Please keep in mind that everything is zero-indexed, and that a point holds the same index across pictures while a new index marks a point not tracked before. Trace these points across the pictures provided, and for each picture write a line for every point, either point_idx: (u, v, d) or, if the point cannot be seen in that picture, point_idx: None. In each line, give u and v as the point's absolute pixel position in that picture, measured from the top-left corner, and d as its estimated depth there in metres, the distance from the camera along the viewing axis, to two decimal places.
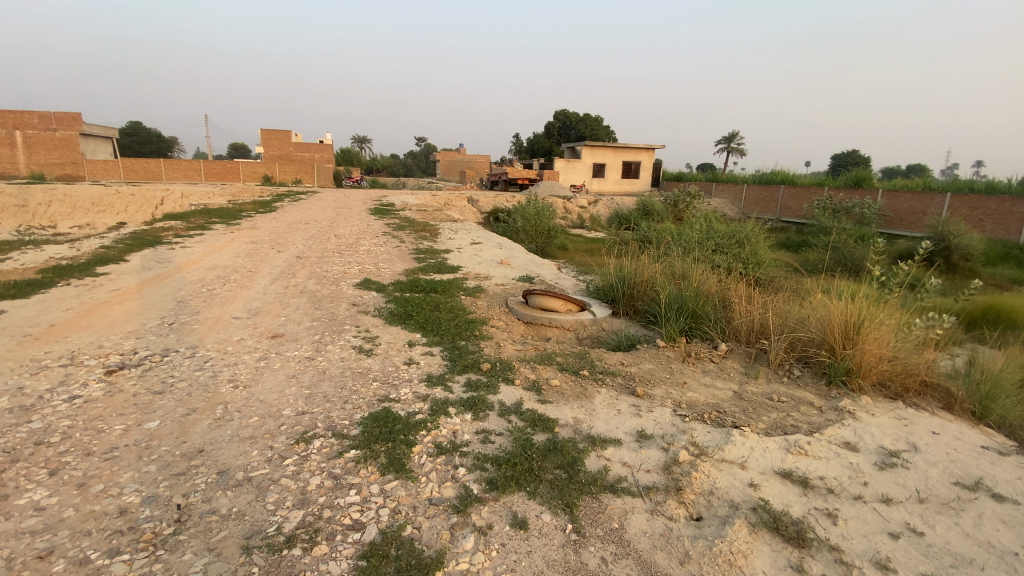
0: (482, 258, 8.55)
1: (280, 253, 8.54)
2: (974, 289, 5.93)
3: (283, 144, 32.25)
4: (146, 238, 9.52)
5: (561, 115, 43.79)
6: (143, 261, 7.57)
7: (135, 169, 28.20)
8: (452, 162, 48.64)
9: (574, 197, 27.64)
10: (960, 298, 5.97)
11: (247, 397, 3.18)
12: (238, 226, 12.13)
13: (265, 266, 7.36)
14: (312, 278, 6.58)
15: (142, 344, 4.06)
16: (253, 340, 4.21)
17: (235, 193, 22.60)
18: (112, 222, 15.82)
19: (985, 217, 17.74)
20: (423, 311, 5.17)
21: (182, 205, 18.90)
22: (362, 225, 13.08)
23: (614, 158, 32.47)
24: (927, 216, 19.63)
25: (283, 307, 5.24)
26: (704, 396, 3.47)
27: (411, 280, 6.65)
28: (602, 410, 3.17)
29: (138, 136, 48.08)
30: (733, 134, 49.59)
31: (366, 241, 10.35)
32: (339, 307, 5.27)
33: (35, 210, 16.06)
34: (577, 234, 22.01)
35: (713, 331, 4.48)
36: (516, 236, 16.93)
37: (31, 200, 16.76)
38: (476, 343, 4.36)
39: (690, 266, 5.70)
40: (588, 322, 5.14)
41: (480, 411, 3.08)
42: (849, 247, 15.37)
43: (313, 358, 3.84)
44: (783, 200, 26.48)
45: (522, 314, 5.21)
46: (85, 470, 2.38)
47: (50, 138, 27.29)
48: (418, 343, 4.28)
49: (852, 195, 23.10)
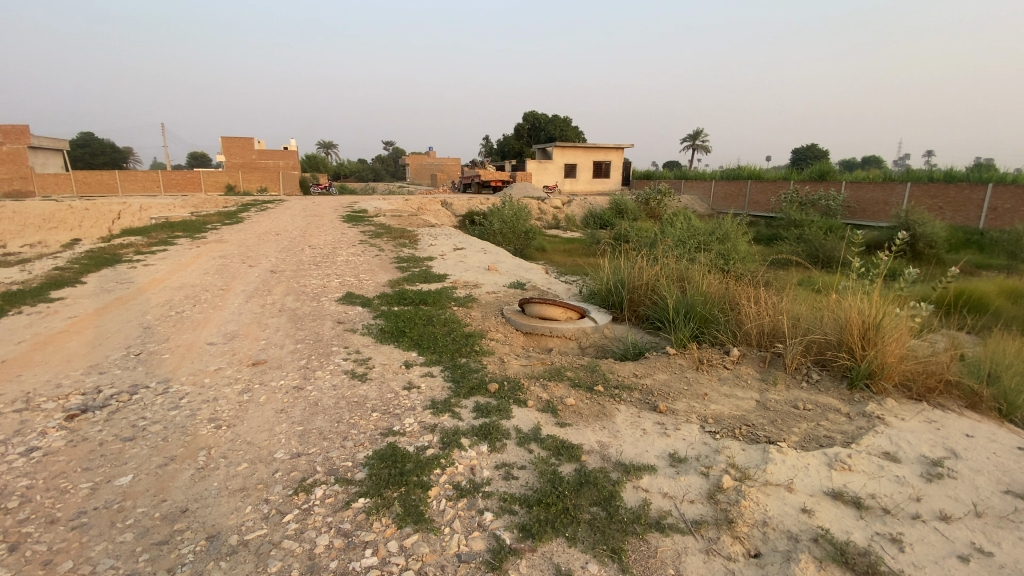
0: (467, 264, 8.26)
1: (252, 267, 8.05)
2: (951, 276, 5.87)
3: (246, 152, 31.19)
4: (104, 257, 8.87)
5: (531, 115, 43.76)
6: (102, 283, 6.99)
7: (88, 182, 26.74)
8: (422, 166, 47.99)
9: (548, 197, 27.56)
10: (937, 286, 5.92)
11: (232, 439, 2.82)
12: (204, 240, 11.50)
13: (238, 282, 6.90)
14: (290, 295, 6.17)
15: (106, 380, 3.62)
16: (233, 370, 3.82)
17: (198, 204, 21.65)
18: (66, 239, 14.89)
19: (944, 205, 18.37)
20: (415, 326, 4.85)
21: (142, 218, 17.95)
22: (336, 234, 12.58)
23: (586, 157, 32.58)
24: (890, 206, 20.28)
25: (263, 328, 4.83)
26: (728, 408, 3.27)
27: (397, 291, 6.31)
28: (626, 430, 2.94)
29: (90, 147, 45.81)
30: (698, 132, 50.79)
31: (342, 250, 9.92)
32: (324, 326, 4.89)
33: None
34: (554, 235, 21.84)
35: (723, 335, 4.31)
36: (493, 239, 16.64)
37: None
38: (478, 360, 4.07)
39: (687, 267, 5.53)
40: (589, 330, 4.92)
41: (496, 441, 2.79)
42: (821, 240, 15.66)
43: (303, 388, 3.48)
44: (751, 194, 27.00)
45: (520, 324, 4.95)
46: (48, 544, 2.00)
47: None
48: (415, 363, 3.95)
49: (816, 186, 23.65)
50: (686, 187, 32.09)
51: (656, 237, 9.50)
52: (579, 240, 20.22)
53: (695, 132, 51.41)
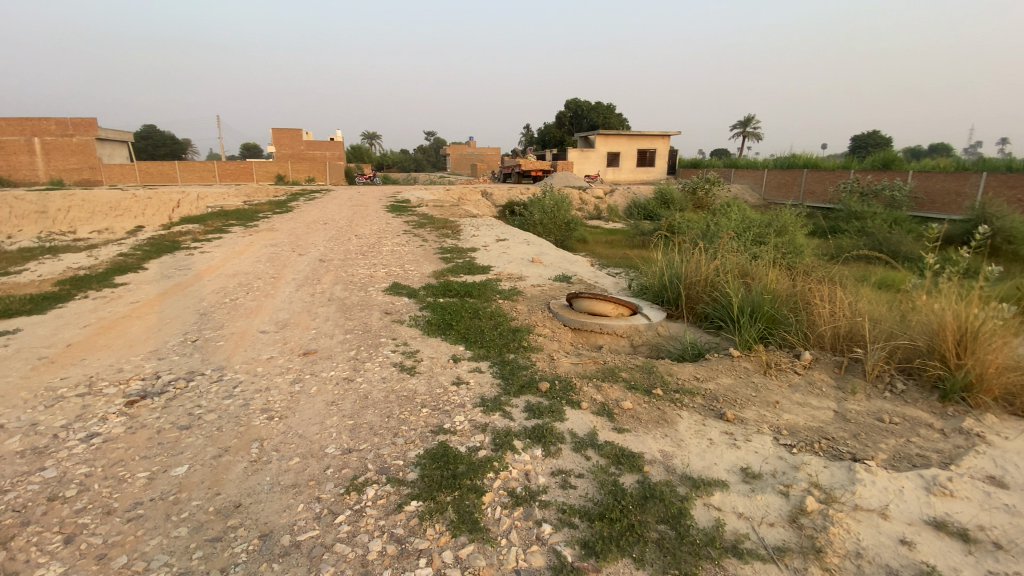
0: (511, 256, 8.13)
1: (302, 256, 8.19)
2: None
3: (295, 143, 32.12)
4: (164, 244, 9.26)
5: (574, 103, 43.00)
6: (162, 269, 7.27)
7: (151, 172, 28.20)
8: (462, 155, 48.11)
9: (590, 187, 27.08)
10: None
11: (284, 431, 2.79)
12: (256, 228, 11.86)
13: (288, 270, 7.02)
14: (338, 284, 6.21)
15: (164, 367, 3.71)
16: (284, 359, 3.82)
17: (250, 194, 22.47)
18: (131, 226, 15.74)
19: None
20: (462, 319, 4.74)
21: (199, 206, 18.74)
22: (381, 224, 12.71)
23: (629, 146, 31.77)
24: (961, 198, 18.85)
25: (312, 317, 4.86)
26: (804, 419, 3.03)
27: (442, 283, 6.25)
28: (692, 440, 2.76)
29: (152, 139, 48.29)
30: (750, 118, 48.56)
31: (387, 240, 10.00)
32: (372, 317, 4.87)
33: (55, 216, 16.09)
34: (596, 226, 21.39)
35: (792, 337, 4.02)
36: (534, 230, 16.44)
37: (51, 205, 16.73)
38: (527, 356, 3.92)
39: (750, 263, 5.21)
40: (643, 328, 4.69)
41: (551, 444, 2.65)
42: (885, 234, 14.68)
43: (353, 379, 3.43)
44: (806, 184, 25.63)
45: (568, 319, 4.76)
46: (105, 537, 2.01)
47: (67, 143, 27.37)
48: (463, 358, 3.84)
49: (879, 176, 22.12)
50: (736, 176, 30.80)
51: (707, 230, 9.04)
52: (622, 231, 19.72)
53: (745, 120, 49.29)
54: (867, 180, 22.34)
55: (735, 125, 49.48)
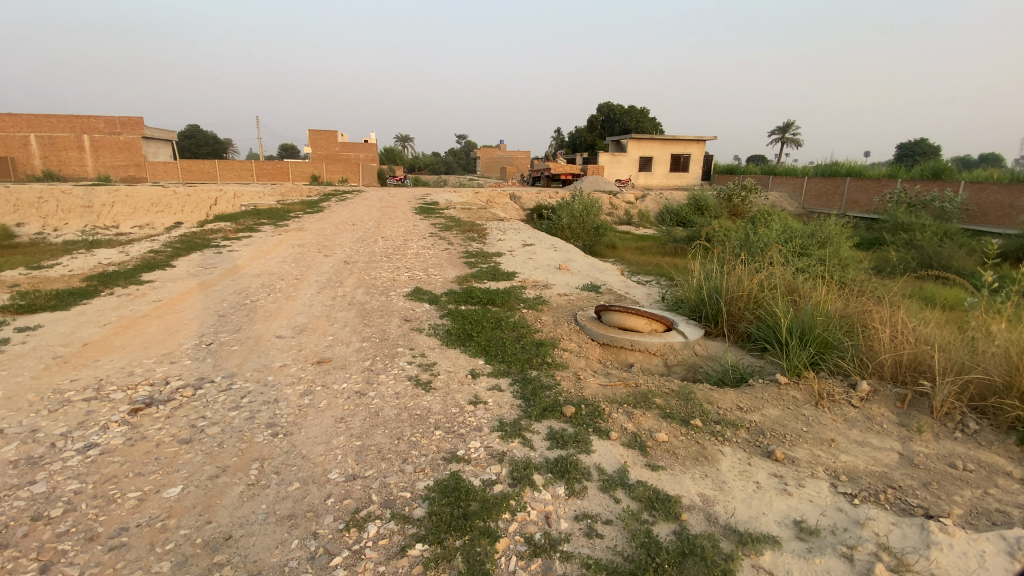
0: (537, 262, 7.87)
1: (327, 257, 8.13)
2: None
3: (329, 144, 32.49)
4: (194, 242, 9.37)
5: (606, 107, 42.45)
6: (189, 267, 7.31)
7: (191, 170, 29.07)
8: (492, 158, 48.11)
9: (620, 191, 26.57)
10: None
11: (287, 450, 2.59)
12: (285, 228, 11.94)
13: (312, 272, 6.93)
14: (360, 287, 6.07)
15: (175, 372, 3.60)
16: (297, 367, 3.65)
17: (284, 193, 22.86)
18: (169, 223, 16.18)
19: None
20: (483, 329, 4.48)
21: (234, 203, 19.14)
22: (408, 226, 12.62)
23: (662, 151, 31.08)
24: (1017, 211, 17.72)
25: (330, 323, 4.70)
26: (864, 462, 2.68)
27: (465, 289, 6.03)
28: (735, 483, 2.46)
29: (195, 138, 50.00)
30: (789, 124, 47.11)
31: (413, 243, 9.88)
32: (391, 324, 4.68)
33: (99, 211, 16.67)
34: (625, 232, 20.92)
35: (847, 364, 3.64)
36: (562, 235, 16.15)
37: (96, 200, 17.33)
38: (550, 373, 3.65)
39: (800, 279, 4.81)
40: (679, 346, 4.40)
41: (575, 482, 2.38)
42: (935, 247, 13.81)
43: (365, 394, 3.23)
44: (848, 193, 24.51)
45: (597, 333, 4.49)
46: (82, 567, 1.84)
47: (114, 141, 28.48)
48: (482, 373, 3.58)
49: (928, 186, 20.94)
50: (773, 183, 29.76)
51: (744, 239, 8.57)
52: (653, 238, 19.18)
53: (784, 125, 47.72)
54: (914, 190, 21.19)
55: (773, 130, 48.03)
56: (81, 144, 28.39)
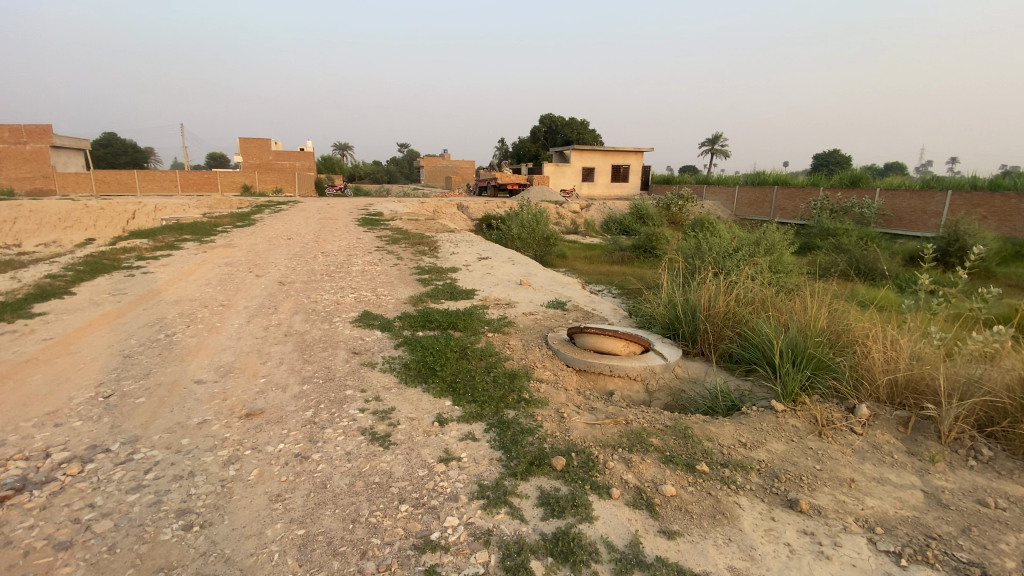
0: (496, 277, 7.42)
1: (260, 277, 7.28)
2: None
3: (263, 153, 30.69)
4: (102, 263, 8.19)
5: (548, 118, 42.95)
6: (94, 294, 6.27)
7: (107, 181, 26.52)
8: (437, 169, 47.35)
9: (566, 201, 26.72)
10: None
11: (205, 552, 1.97)
12: (212, 244, 10.81)
13: (242, 296, 6.10)
14: (299, 313, 5.35)
15: (57, 440, 2.82)
16: (220, 425, 2.97)
17: (213, 205, 21.17)
18: (79, 239, 14.44)
19: (989, 214, 17.44)
20: (448, 361, 3.94)
21: (155, 217, 17.46)
22: (351, 239, 11.80)
23: (604, 161, 31.64)
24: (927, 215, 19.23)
25: (263, 360, 4.00)
26: (892, 507, 2.41)
27: (421, 311, 5.45)
28: (766, 548, 2.09)
29: (111, 147, 45.92)
30: (719, 135, 49.65)
31: (357, 258, 9.16)
32: (337, 358, 4.05)
33: None
34: (574, 240, 20.95)
35: (842, 386, 3.43)
36: (512, 245, 15.83)
37: None
38: (529, 413, 3.16)
39: (775, 293, 4.64)
40: (660, 369, 4.01)
41: (584, 568, 1.92)
42: (861, 251, 14.65)
43: (309, 459, 2.62)
44: (777, 201, 25.83)
45: (572, 358, 4.05)
46: None
47: (16, 150, 25.65)
48: (451, 420, 3.05)
49: (848, 194, 22.39)
50: (708, 192, 31.00)
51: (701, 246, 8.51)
52: (601, 247, 19.25)
53: (714, 137, 50.20)
54: (836, 198, 22.59)
55: (705, 142, 50.41)
56: None
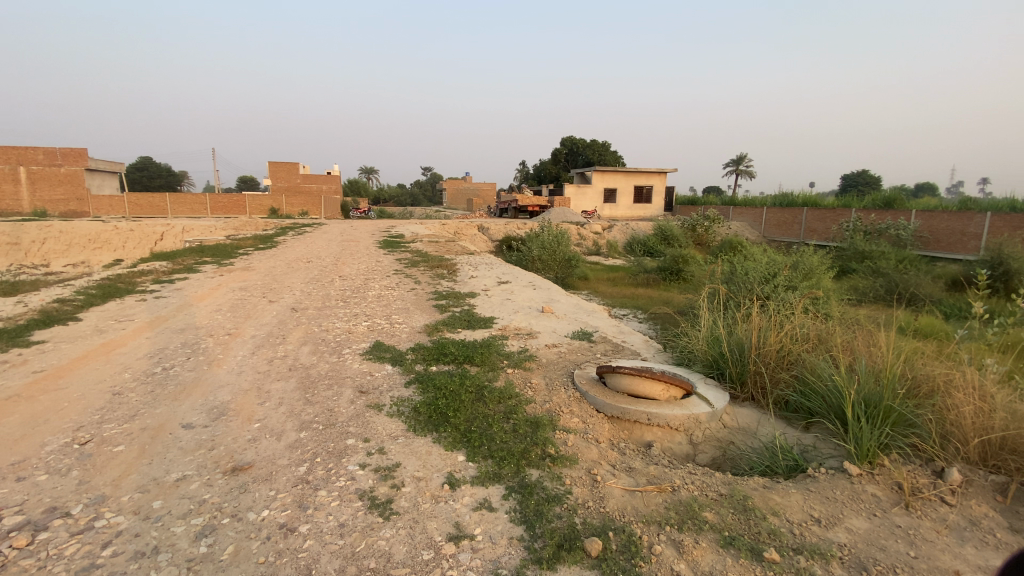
0: (517, 304, 7.00)
1: (272, 303, 7.02)
2: None
3: (291, 175, 31.29)
4: (117, 287, 8.07)
5: (569, 140, 42.95)
6: (102, 320, 6.07)
7: (140, 204, 27.23)
8: (458, 190, 47.64)
9: (588, 222, 26.35)
10: None
11: None
12: (230, 267, 10.69)
13: (250, 324, 5.81)
14: (307, 344, 5.01)
15: (14, 500, 2.46)
16: (200, 484, 2.59)
17: (238, 227, 21.43)
18: (107, 260, 14.62)
19: None
20: (464, 403, 3.50)
21: (180, 239, 17.65)
22: (369, 262, 11.56)
23: (626, 182, 31.29)
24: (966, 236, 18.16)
25: (260, 400, 3.63)
26: None
27: (436, 342, 5.06)
28: None
29: (146, 171, 47.60)
30: (741, 157, 49.15)
31: (374, 282, 8.88)
32: (341, 398, 3.66)
33: (27, 247, 14.93)
34: (596, 262, 20.49)
35: (927, 445, 2.87)
36: (532, 267, 15.45)
37: (24, 236, 15.57)
38: (555, 475, 2.70)
39: (834, 328, 4.11)
40: (704, 419, 3.54)
41: None
42: (901, 274, 13.82)
43: (295, 534, 2.20)
44: (807, 222, 24.95)
45: (603, 403, 3.60)
46: None
47: (55, 174, 26.57)
48: (464, 482, 2.61)
49: (882, 215, 21.45)
50: (734, 214, 30.26)
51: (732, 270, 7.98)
52: (623, 268, 18.72)
53: (738, 156, 49.46)
54: (869, 219, 21.66)
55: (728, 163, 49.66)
56: (17, 177, 26.34)
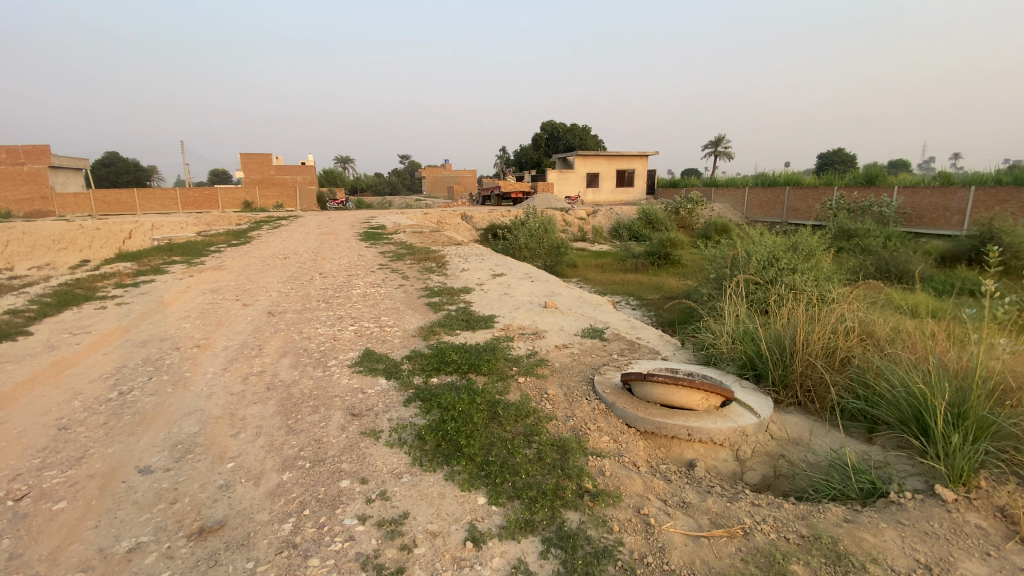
0: (516, 299, 6.50)
1: (247, 307, 6.39)
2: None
3: (265, 168, 29.76)
4: (73, 294, 7.31)
5: (549, 124, 42.17)
6: (54, 335, 5.37)
7: (106, 200, 25.82)
8: (438, 178, 46.71)
9: (573, 208, 25.88)
10: None
11: None
12: (201, 266, 9.93)
13: (223, 333, 5.20)
14: (288, 355, 4.44)
15: None
16: (157, 556, 2.04)
17: (210, 222, 20.40)
18: (71, 261, 13.65)
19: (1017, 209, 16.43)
20: (475, 425, 2.97)
21: (148, 236, 16.61)
22: (352, 257, 10.89)
23: (608, 166, 30.79)
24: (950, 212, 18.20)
25: (234, 432, 3.06)
26: None
27: (433, 348, 4.52)
28: None
29: (113, 166, 45.48)
30: (720, 139, 49.29)
31: (358, 279, 8.29)
32: (331, 425, 3.13)
33: None
34: (583, 248, 20.07)
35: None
36: (520, 255, 14.93)
37: None
38: (599, 520, 2.22)
39: (878, 322, 3.73)
40: (750, 432, 3.10)
41: None
42: (890, 252, 13.69)
43: None
44: (789, 202, 24.85)
45: (635, 416, 3.13)
46: None
47: (13, 172, 24.98)
48: (490, 536, 2.12)
49: (864, 193, 21.50)
50: (717, 195, 30.13)
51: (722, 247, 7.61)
52: (611, 254, 18.32)
53: (716, 139, 49.54)
54: (852, 197, 21.68)
55: (708, 145, 49.58)
56: None
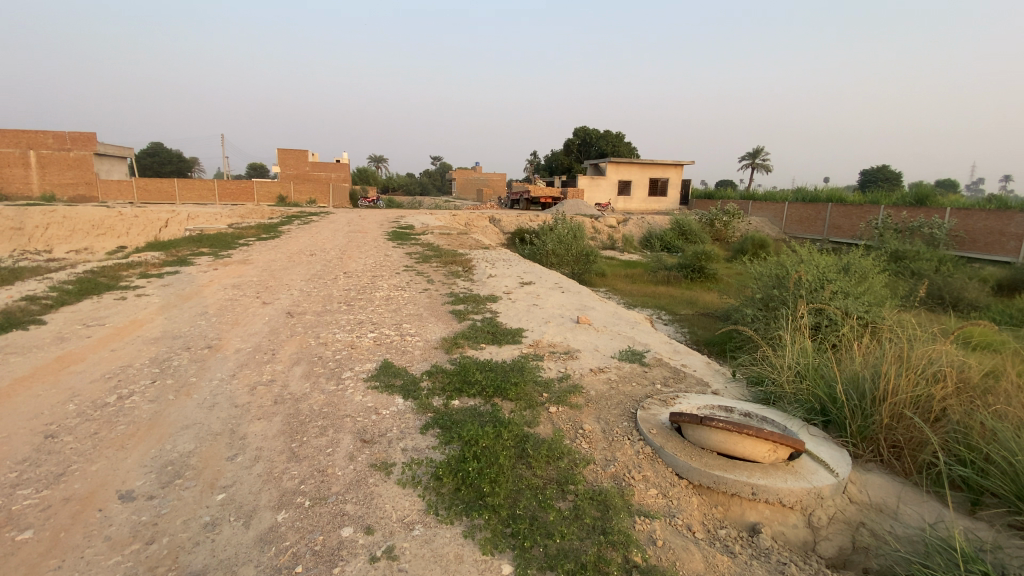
0: (546, 312, 6.07)
1: (266, 305, 6.16)
2: None
3: (300, 163, 30.30)
4: (97, 282, 7.22)
5: (582, 130, 41.64)
6: (69, 325, 5.21)
7: (148, 189, 26.52)
8: (469, 180, 46.66)
9: (603, 215, 25.31)
10: None
11: None
12: (227, 259, 9.83)
13: (237, 333, 4.94)
14: (300, 363, 4.12)
15: None
16: None
17: (244, 214, 20.65)
18: (107, 246, 13.86)
19: None
20: (500, 465, 2.56)
21: (182, 226, 16.81)
22: (378, 257, 10.65)
23: (641, 174, 30.11)
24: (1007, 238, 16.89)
25: (232, 454, 2.73)
26: None
27: (455, 365, 4.13)
28: None
29: (158, 156, 46.97)
30: (758, 151, 47.86)
31: (381, 280, 8.01)
32: (338, 452, 2.76)
33: (30, 233, 14.27)
34: (613, 257, 19.50)
35: None
36: (546, 262, 14.50)
37: (28, 221, 14.88)
38: None
39: (978, 369, 3.19)
40: (827, 495, 2.61)
41: None
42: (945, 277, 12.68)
43: None
44: (831, 219, 23.68)
45: (687, 466, 2.68)
46: None
47: (62, 158, 25.86)
48: None
49: (913, 212, 20.28)
50: (754, 209, 29.06)
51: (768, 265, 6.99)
52: (642, 264, 17.69)
53: (755, 151, 48.06)
54: (900, 217, 20.46)
55: (745, 157, 48.14)
56: (27, 161, 25.73)
